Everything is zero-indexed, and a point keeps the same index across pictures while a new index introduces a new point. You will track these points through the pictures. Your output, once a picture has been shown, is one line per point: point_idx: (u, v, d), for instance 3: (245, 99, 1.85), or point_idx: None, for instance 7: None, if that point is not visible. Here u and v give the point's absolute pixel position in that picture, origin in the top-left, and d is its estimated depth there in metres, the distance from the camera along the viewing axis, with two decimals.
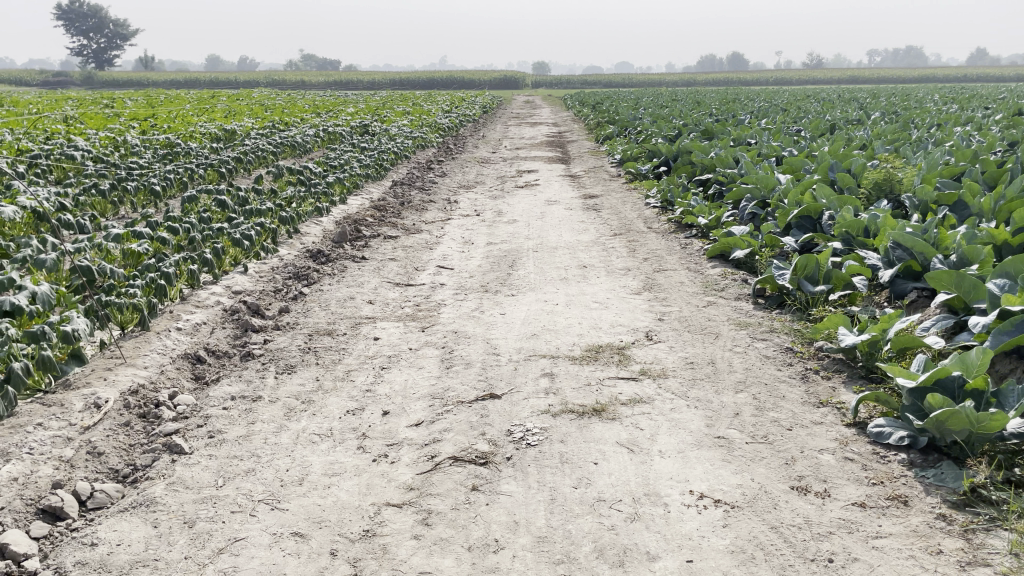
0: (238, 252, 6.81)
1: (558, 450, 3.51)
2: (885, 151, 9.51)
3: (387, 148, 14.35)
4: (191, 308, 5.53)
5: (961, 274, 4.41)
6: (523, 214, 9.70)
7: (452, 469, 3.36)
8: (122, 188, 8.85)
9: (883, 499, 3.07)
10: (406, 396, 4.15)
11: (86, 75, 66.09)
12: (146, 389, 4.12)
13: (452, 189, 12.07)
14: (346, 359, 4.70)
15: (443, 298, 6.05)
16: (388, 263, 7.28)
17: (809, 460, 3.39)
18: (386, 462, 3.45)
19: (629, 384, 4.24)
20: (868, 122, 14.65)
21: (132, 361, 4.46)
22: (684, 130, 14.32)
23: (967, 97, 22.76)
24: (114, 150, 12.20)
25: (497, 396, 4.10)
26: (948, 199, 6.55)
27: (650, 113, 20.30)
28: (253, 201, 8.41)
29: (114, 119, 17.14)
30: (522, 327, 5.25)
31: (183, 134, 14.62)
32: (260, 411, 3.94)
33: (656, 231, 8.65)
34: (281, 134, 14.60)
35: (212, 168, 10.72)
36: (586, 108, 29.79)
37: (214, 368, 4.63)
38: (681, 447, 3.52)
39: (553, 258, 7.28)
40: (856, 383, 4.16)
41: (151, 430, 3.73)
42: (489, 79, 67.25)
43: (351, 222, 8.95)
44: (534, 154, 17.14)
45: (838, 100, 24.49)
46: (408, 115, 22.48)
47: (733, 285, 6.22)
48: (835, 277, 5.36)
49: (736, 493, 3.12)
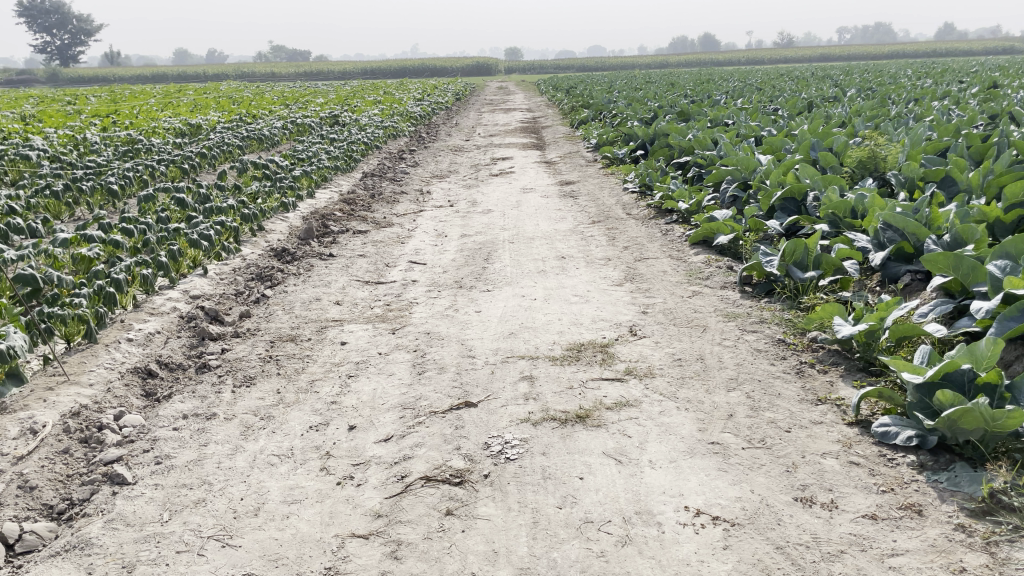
0: (197, 253, 6.43)
1: (539, 464, 3.21)
2: (866, 128, 9.26)
3: (356, 138, 13.92)
4: (145, 316, 5.17)
5: (959, 255, 4.16)
6: (497, 203, 9.37)
7: (424, 491, 3.06)
8: (77, 189, 8.41)
9: (895, 509, 2.81)
10: (374, 407, 3.84)
11: (49, 71, 64.65)
12: (89, 410, 3.78)
13: (424, 180, 11.72)
14: (310, 368, 4.38)
15: (415, 296, 5.73)
16: (357, 260, 6.94)
17: (811, 466, 3.12)
18: (351, 485, 3.14)
19: (614, 386, 3.95)
20: (845, 99, 14.40)
21: (76, 378, 4.10)
22: (659, 113, 14.03)
23: (941, 72, 22.60)
24: (72, 149, 11.70)
25: (473, 404, 3.80)
26: (935, 175, 6.32)
27: (625, 96, 19.93)
28: (215, 199, 8.01)
29: (75, 117, 16.51)
30: (498, 326, 4.94)
31: (145, 130, 14.11)
32: (213, 430, 3.61)
33: (635, 218, 8.38)
34: (247, 127, 14.13)
35: (174, 165, 10.26)
36: (560, 92, 29.50)
37: (167, 383, 4.29)
38: (672, 457, 3.24)
39: (530, 249, 6.97)
40: (855, 377, 3.91)
41: (91, 458, 3.39)
42: (462, 65, 66.16)
43: (319, 217, 8.57)
44: (507, 141, 16.76)
45: (815, 78, 24.30)
46: (378, 104, 21.97)
47: (718, 273, 5.95)
48: (825, 262, 5.10)
49: (736, 508, 2.85)
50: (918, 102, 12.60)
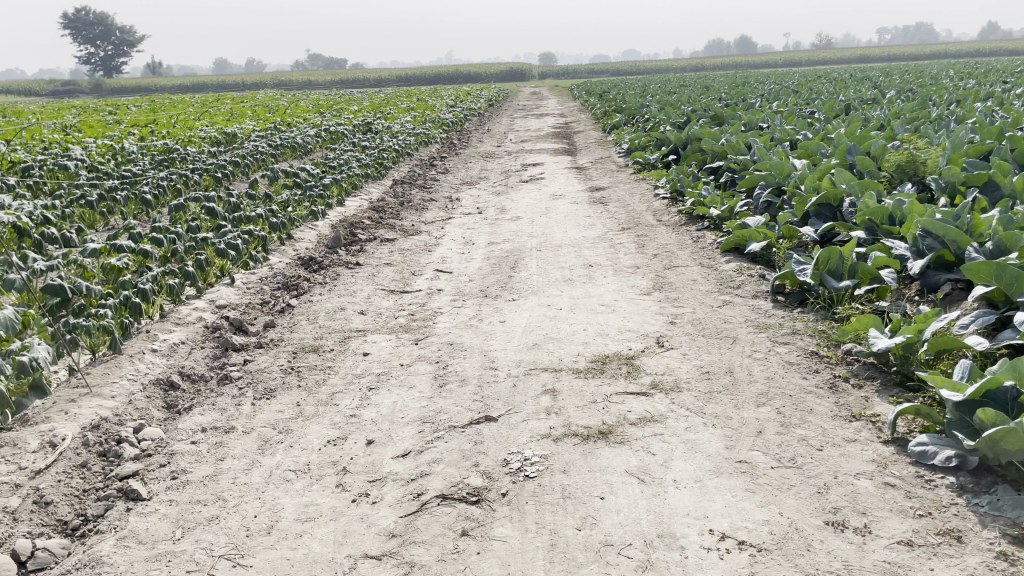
0: (224, 263, 6.43)
1: (559, 483, 3.12)
2: (905, 131, 9.02)
3: (387, 145, 13.95)
4: (171, 326, 5.17)
5: (1001, 264, 3.98)
6: (526, 210, 9.29)
7: (440, 510, 2.98)
8: (111, 199, 8.51)
9: (932, 535, 2.66)
10: (394, 421, 3.77)
11: (93, 82, 66.31)
12: (109, 423, 3.77)
13: (454, 186, 11.68)
14: (331, 380, 4.33)
15: (440, 305, 5.66)
16: (383, 268, 6.90)
17: (843, 488, 2.99)
18: (366, 503, 3.07)
19: (638, 400, 3.84)
20: (884, 101, 14.07)
21: (98, 391, 4.10)
22: (692, 117, 13.85)
23: (982, 72, 22.08)
24: (109, 159, 11.86)
25: (493, 419, 3.71)
26: (977, 180, 6.11)
27: (657, 100, 19.75)
28: (244, 207, 8.06)
29: (113, 126, 16.78)
30: (522, 337, 4.85)
31: (181, 139, 14.27)
32: (231, 445, 3.57)
33: (666, 224, 8.23)
34: (280, 135, 14.24)
35: (207, 174, 10.34)
36: (594, 97, 29.35)
37: (189, 395, 4.27)
38: (697, 476, 3.12)
39: (557, 257, 6.88)
40: (892, 392, 3.75)
41: (108, 472, 3.38)
42: (495, 71, 66.28)
43: (348, 225, 8.56)
44: (538, 146, 16.70)
45: (854, 80, 23.88)
46: (411, 111, 22.05)
47: (749, 281, 5.79)
48: (861, 271, 4.94)
49: (763, 533, 2.72)
50: (960, 103, 12.26)
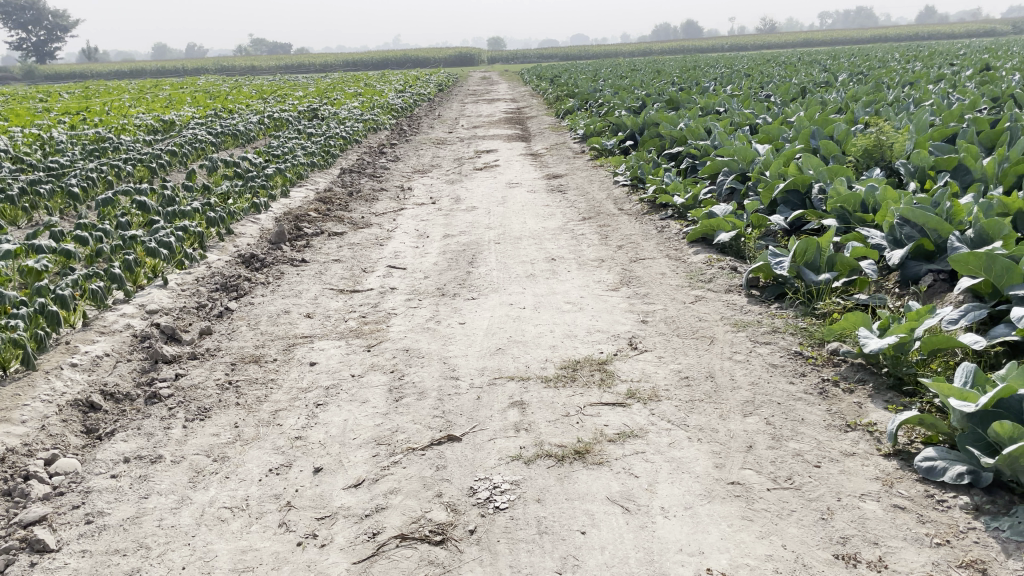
0: (156, 262, 5.89)
1: (534, 516, 2.76)
2: (865, 114, 8.85)
3: (334, 132, 13.38)
4: (94, 336, 4.65)
5: (992, 255, 3.71)
6: (482, 200, 8.89)
7: (400, 553, 2.61)
8: (33, 193, 7.83)
9: (955, 569, 2.37)
10: (344, 443, 3.37)
11: (23, 69, 63.60)
12: (16, 455, 3.29)
13: (405, 175, 11.22)
14: (274, 396, 3.90)
15: (393, 306, 5.26)
16: (331, 265, 6.45)
17: (850, 512, 2.69)
18: (313, 546, 2.67)
19: (615, 412, 3.51)
20: (838, 84, 13.95)
21: (6, 415, 3.61)
22: (648, 101, 13.56)
23: (928, 56, 22.26)
24: (35, 149, 11.05)
25: (456, 438, 3.34)
26: (948, 164, 5.88)
27: (610, 84, 19.48)
28: (180, 200, 7.49)
29: (43, 114, 15.78)
30: (484, 341, 4.47)
31: (115, 127, 13.42)
32: (157, 478, 3.14)
33: (628, 213, 7.92)
34: (222, 123, 13.55)
35: (141, 164, 9.65)
36: (545, 81, 28.95)
37: (111, 417, 3.81)
38: (687, 502, 2.80)
39: (517, 250, 6.51)
40: (887, 399, 3.48)
41: (11, 516, 2.92)
42: (442, 55, 65.49)
43: (292, 218, 8.05)
44: (491, 133, 16.29)
45: (803, 63, 23.87)
46: (359, 97, 21.34)
47: (721, 274, 5.51)
48: (839, 263, 4.68)
49: (767, 571, 2.41)
50: (915, 86, 12.19)
